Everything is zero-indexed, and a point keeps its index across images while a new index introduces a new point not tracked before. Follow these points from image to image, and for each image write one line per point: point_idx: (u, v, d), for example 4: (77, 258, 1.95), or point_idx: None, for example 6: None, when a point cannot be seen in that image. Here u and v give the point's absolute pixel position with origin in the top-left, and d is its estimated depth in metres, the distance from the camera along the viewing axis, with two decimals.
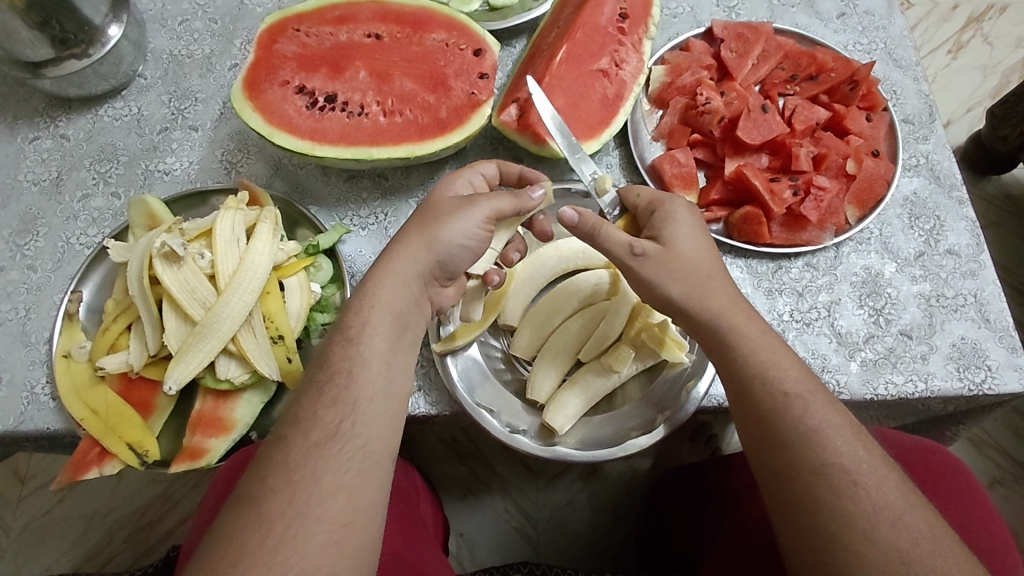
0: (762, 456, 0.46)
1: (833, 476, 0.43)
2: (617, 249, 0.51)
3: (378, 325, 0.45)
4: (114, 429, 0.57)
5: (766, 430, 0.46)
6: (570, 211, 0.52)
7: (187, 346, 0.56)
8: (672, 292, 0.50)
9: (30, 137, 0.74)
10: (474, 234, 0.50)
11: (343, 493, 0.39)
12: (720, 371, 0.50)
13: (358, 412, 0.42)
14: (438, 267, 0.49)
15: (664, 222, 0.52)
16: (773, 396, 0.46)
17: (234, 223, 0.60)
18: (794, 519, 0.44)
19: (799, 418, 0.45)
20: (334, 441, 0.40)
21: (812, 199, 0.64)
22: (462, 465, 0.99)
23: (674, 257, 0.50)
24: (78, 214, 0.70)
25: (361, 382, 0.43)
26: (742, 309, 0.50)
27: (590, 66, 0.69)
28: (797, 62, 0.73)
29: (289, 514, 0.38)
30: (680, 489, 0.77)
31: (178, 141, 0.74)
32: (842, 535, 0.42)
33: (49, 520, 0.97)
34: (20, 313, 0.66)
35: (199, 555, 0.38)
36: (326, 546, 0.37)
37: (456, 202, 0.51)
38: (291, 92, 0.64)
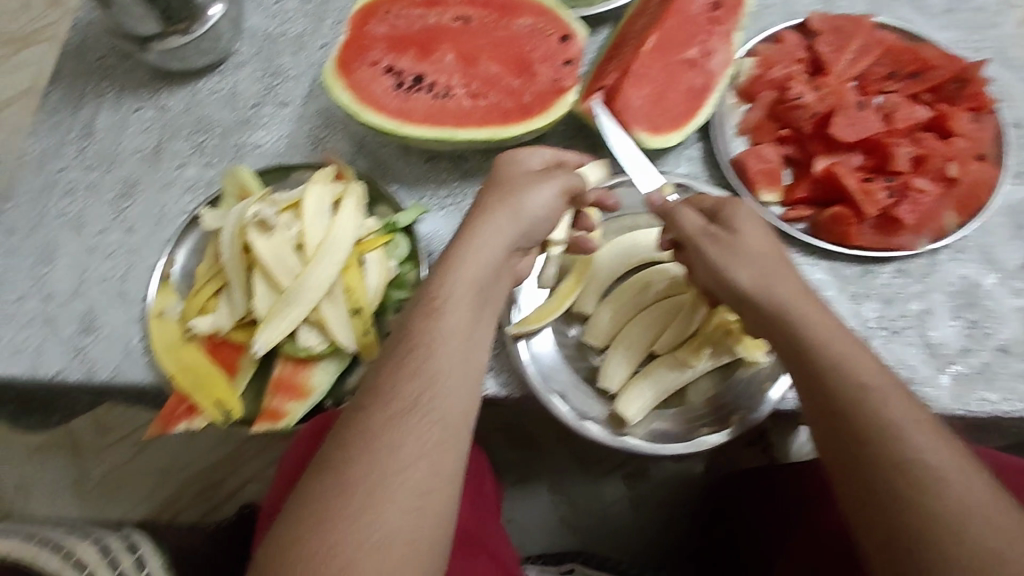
0: (835, 452, 0.43)
1: (914, 472, 0.39)
2: (690, 228, 0.51)
3: (460, 301, 0.45)
4: (203, 386, 0.60)
5: (841, 423, 0.43)
6: (657, 196, 0.56)
7: (275, 312, 0.59)
8: (739, 279, 0.48)
9: (134, 107, 0.78)
10: (552, 209, 0.51)
11: (422, 463, 0.40)
12: (794, 364, 0.47)
13: (439, 385, 0.42)
14: (523, 238, 0.50)
15: (732, 213, 0.51)
16: (848, 387, 0.43)
17: (322, 196, 0.62)
18: (872, 519, 0.40)
19: (877, 408, 0.42)
20: (415, 412, 0.41)
21: (910, 202, 0.61)
22: (514, 452, 0.99)
23: (741, 244, 0.49)
24: (175, 181, 0.74)
25: (440, 355, 0.43)
26: (811, 302, 0.47)
27: (679, 55, 0.68)
28: (898, 58, 0.69)
29: (371, 480, 0.39)
30: (744, 495, 0.76)
31: (268, 116, 0.76)
32: (929, 539, 0.37)
33: (127, 471, 1.04)
34: (120, 272, 0.70)
35: (286, 511, 0.39)
36: (407, 513, 0.38)
37: (532, 176, 0.52)
38: (380, 72, 0.65)
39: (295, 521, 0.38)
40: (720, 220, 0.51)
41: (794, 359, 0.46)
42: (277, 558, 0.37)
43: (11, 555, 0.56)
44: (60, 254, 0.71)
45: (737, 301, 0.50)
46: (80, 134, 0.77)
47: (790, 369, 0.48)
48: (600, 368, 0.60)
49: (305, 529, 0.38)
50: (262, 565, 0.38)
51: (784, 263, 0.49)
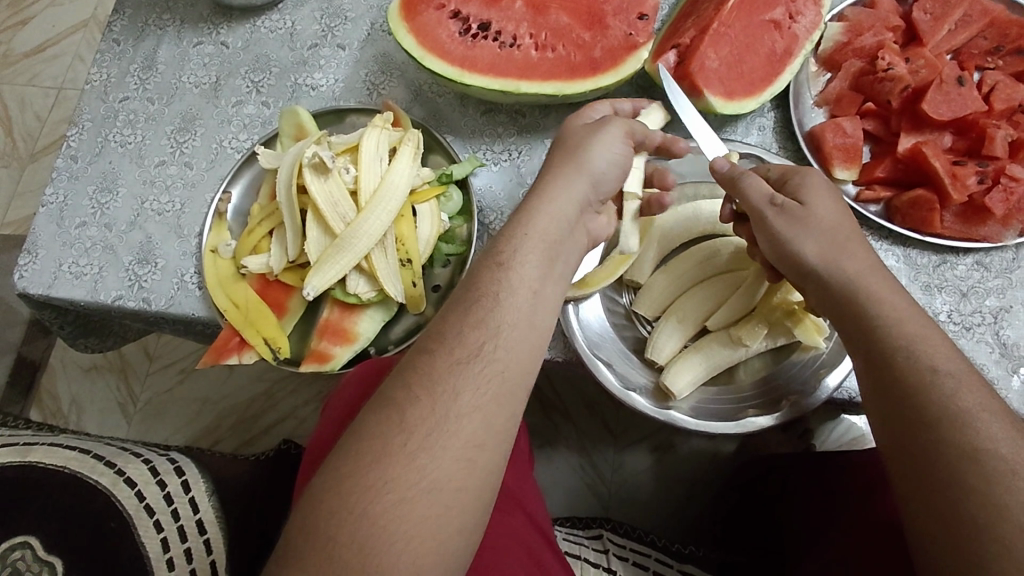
0: (897, 438, 0.43)
1: (988, 464, 0.39)
2: (756, 200, 0.50)
3: (525, 253, 0.44)
4: (252, 323, 0.61)
5: (908, 409, 0.42)
6: (722, 161, 0.53)
7: (325, 257, 0.58)
8: (806, 252, 0.48)
9: (194, 41, 0.78)
10: (620, 157, 0.50)
11: (478, 413, 0.40)
12: (858, 348, 0.46)
13: (501, 338, 0.42)
14: (593, 191, 0.49)
15: (802, 185, 0.50)
16: (919, 372, 0.43)
17: (379, 142, 0.61)
18: (936, 506, 0.40)
19: (948, 396, 0.41)
20: (475, 362, 0.41)
21: (1001, 190, 0.57)
22: (541, 413, 0.99)
23: (811, 216, 0.48)
24: (231, 118, 0.74)
25: (507, 308, 0.42)
26: (880, 279, 0.47)
27: (762, 16, 0.63)
28: (1003, 31, 0.63)
29: (429, 423, 0.39)
30: (790, 469, 0.75)
31: (326, 58, 0.75)
32: (992, 528, 0.38)
33: (172, 397, 1.08)
34: (176, 206, 0.71)
35: (340, 445, 0.40)
36: (459, 461, 0.38)
37: (589, 127, 0.50)
38: (446, 17, 0.63)
39: (348, 457, 0.38)
40: (790, 190, 0.50)
41: (859, 338, 0.46)
42: (328, 491, 0.38)
43: (67, 468, 0.58)
44: (121, 184, 0.72)
45: (798, 274, 0.49)
46: (142, 65, 0.77)
47: (851, 351, 0.47)
48: (648, 339, 0.58)
49: (360, 465, 0.38)
50: (311, 501, 0.38)
51: (856, 235, 0.48)
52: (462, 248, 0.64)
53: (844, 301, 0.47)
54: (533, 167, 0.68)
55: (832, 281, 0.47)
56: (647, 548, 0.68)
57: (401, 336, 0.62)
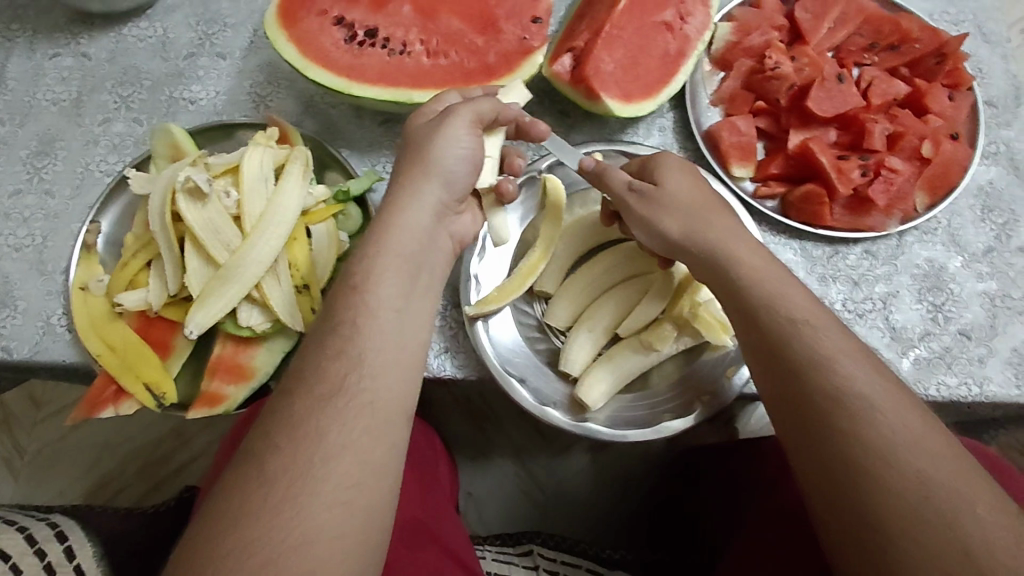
0: (791, 417, 0.42)
1: (848, 403, 0.39)
2: (616, 188, 0.51)
3: (383, 269, 0.42)
4: (130, 367, 0.55)
5: (796, 384, 0.41)
6: (587, 160, 0.53)
7: (210, 290, 0.54)
8: (667, 228, 0.48)
9: (49, 54, 0.69)
10: (470, 151, 0.48)
11: (349, 452, 0.36)
12: (731, 310, 0.46)
13: (364, 365, 0.39)
14: (445, 189, 0.47)
15: (655, 166, 0.51)
16: (781, 323, 0.43)
17: (262, 161, 0.57)
18: (812, 453, 0.40)
19: (807, 343, 0.41)
20: (338, 397, 0.38)
21: (882, 181, 0.60)
22: (470, 422, 0.93)
23: (664, 192, 0.49)
24: (99, 138, 0.67)
25: (366, 333, 0.40)
26: (741, 237, 0.47)
27: (654, 17, 0.63)
28: (878, 28, 0.66)
29: (291, 473, 0.35)
30: (712, 463, 0.75)
31: (204, 68, 0.69)
32: (886, 503, 0.37)
33: (62, 446, 0.97)
34: (37, 240, 0.63)
35: (214, 502, 0.35)
36: (332, 507, 0.35)
37: (432, 121, 0.48)
38: (329, 23, 0.59)
39: (227, 518, 0.34)
40: (645, 174, 0.51)
41: (743, 315, 0.45)
42: (192, 563, 0.33)
43: None
44: None
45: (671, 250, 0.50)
46: None
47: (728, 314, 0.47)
48: (561, 350, 0.57)
49: (233, 525, 0.34)
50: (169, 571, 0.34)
51: (717, 208, 0.49)
52: None
53: (720, 278, 0.46)
54: None
55: (705, 256, 0.47)
56: (578, 559, 0.69)
57: None
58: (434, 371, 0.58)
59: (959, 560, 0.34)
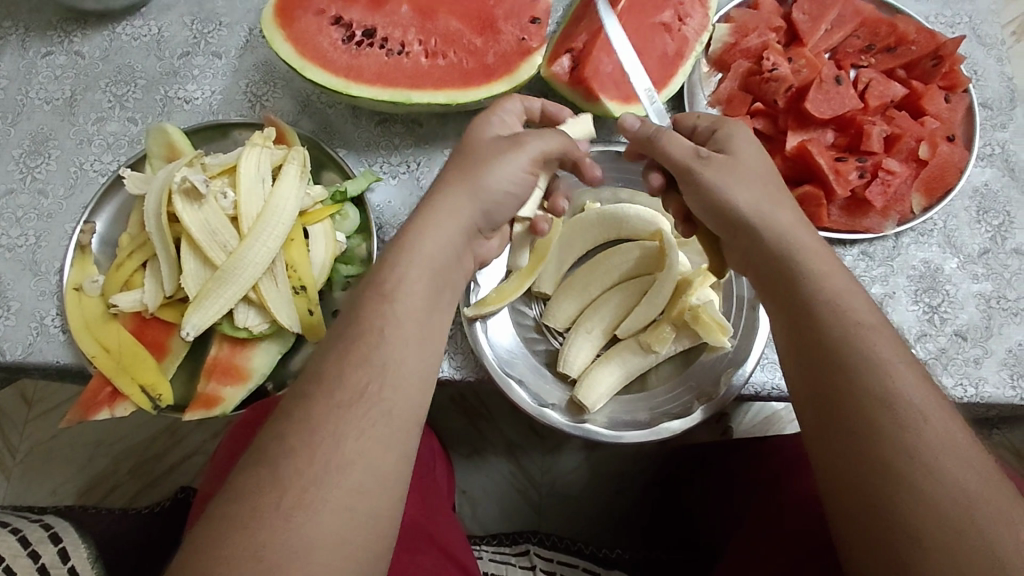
0: (815, 399, 0.40)
1: (901, 411, 0.37)
2: (679, 154, 0.48)
3: (415, 280, 0.42)
4: (126, 369, 0.55)
5: (826, 365, 0.40)
6: (632, 118, 0.51)
7: (207, 291, 0.53)
8: (738, 198, 0.46)
9: (42, 52, 0.69)
10: (522, 178, 0.48)
11: (362, 461, 0.36)
12: (779, 309, 0.44)
13: (387, 375, 0.39)
14: (484, 217, 0.47)
15: (727, 137, 0.49)
16: (842, 324, 0.41)
17: (260, 162, 0.56)
18: (851, 455, 0.38)
19: (869, 347, 0.39)
20: (357, 405, 0.37)
21: (880, 182, 0.60)
22: (467, 420, 0.94)
23: (739, 165, 0.47)
24: (92, 138, 0.66)
25: (393, 344, 0.39)
26: (809, 233, 0.46)
27: (652, 19, 0.63)
28: (874, 30, 0.66)
29: (304, 476, 0.35)
30: (710, 464, 0.75)
31: (200, 67, 0.68)
32: (904, 492, 0.35)
33: (55, 445, 0.96)
34: (30, 240, 0.63)
35: (219, 506, 0.35)
36: (342, 515, 0.35)
37: (500, 143, 0.48)
38: (327, 23, 0.59)
39: (232, 524, 0.34)
40: (715, 144, 0.49)
41: (785, 295, 0.44)
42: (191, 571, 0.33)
43: None
44: None
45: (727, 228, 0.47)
46: None
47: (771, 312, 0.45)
48: (560, 351, 0.57)
49: (242, 531, 0.34)
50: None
51: (782, 190, 0.48)
52: (362, 268, 0.60)
53: (774, 257, 0.44)
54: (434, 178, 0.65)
55: (763, 232, 0.45)
56: (576, 559, 0.69)
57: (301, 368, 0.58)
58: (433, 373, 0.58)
59: (976, 563, 0.33)
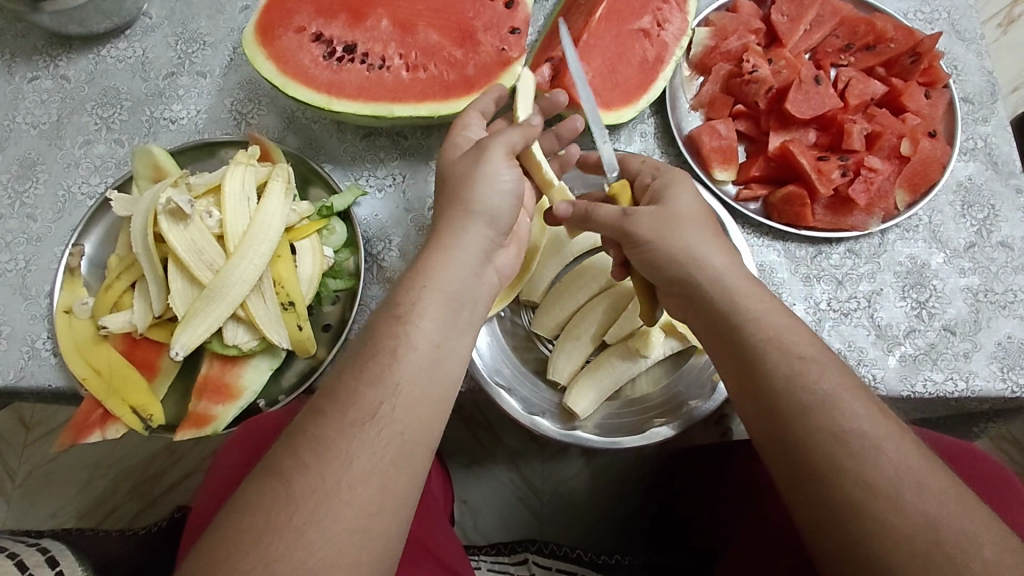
0: (774, 435, 0.40)
1: (854, 444, 0.37)
2: (610, 216, 0.49)
3: (429, 306, 0.41)
4: (117, 391, 0.55)
5: (777, 403, 0.40)
6: (562, 204, 0.52)
7: (194, 310, 0.54)
8: (669, 250, 0.46)
9: (28, 77, 0.69)
10: (510, 175, 0.47)
11: (375, 479, 0.36)
12: (720, 347, 0.44)
13: (399, 397, 0.38)
14: (490, 225, 0.46)
15: (659, 188, 0.49)
16: (788, 359, 0.40)
17: (244, 180, 0.57)
18: (813, 493, 0.37)
19: (813, 382, 0.39)
20: (369, 424, 0.37)
21: (862, 180, 0.61)
22: (466, 430, 0.94)
23: (671, 213, 0.47)
24: (79, 161, 0.67)
25: (405, 367, 0.39)
26: (740, 274, 0.45)
27: (631, 24, 0.63)
28: (853, 29, 0.67)
29: (319, 495, 0.35)
30: (707, 468, 0.75)
31: (185, 87, 0.69)
32: (871, 529, 0.35)
33: (55, 468, 0.96)
34: (20, 264, 0.63)
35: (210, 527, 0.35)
36: (353, 533, 0.35)
37: (468, 158, 0.47)
38: (307, 40, 0.60)
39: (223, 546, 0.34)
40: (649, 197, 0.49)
41: (726, 339, 0.43)
42: None
43: None
44: None
45: (660, 275, 0.47)
46: None
47: (714, 348, 0.45)
48: (550, 360, 0.58)
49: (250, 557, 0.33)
50: None
51: (718, 235, 0.48)
52: (350, 282, 0.60)
53: (713, 306, 0.44)
54: (420, 190, 0.66)
55: (699, 282, 0.45)
56: (572, 565, 0.70)
57: (293, 384, 0.58)
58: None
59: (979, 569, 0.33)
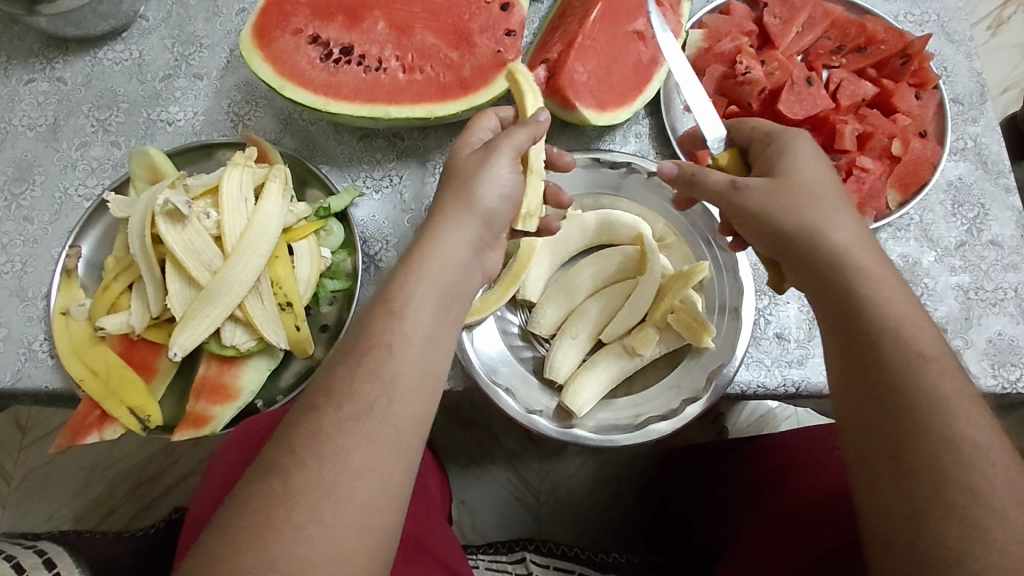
0: (874, 426, 0.41)
1: (962, 449, 0.38)
2: (720, 185, 0.49)
3: (422, 301, 0.42)
4: (115, 392, 0.55)
5: (891, 386, 0.41)
6: (670, 164, 0.52)
7: (193, 311, 0.54)
8: (784, 222, 0.46)
9: (25, 79, 0.69)
10: (511, 180, 0.47)
11: (372, 474, 0.36)
12: (838, 332, 0.45)
13: (394, 391, 0.39)
14: (486, 226, 0.47)
15: (778, 154, 0.48)
16: (904, 355, 0.41)
17: (242, 181, 0.57)
18: (906, 490, 0.38)
19: (932, 381, 0.40)
20: (365, 419, 0.37)
21: (854, 180, 0.62)
22: (463, 431, 0.94)
23: (785, 186, 0.46)
24: (76, 163, 0.67)
25: (397, 360, 0.39)
26: (872, 251, 0.45)
27: (625, 27, 0.64)
28: (844, 31, 0.68)
29: (317, 490, 0.35)
30: (702, 465, 0.76)
31: (181, 89, 0.69)
32: (965, 531, 0.36)
33: (50, 471, 0.96)
34: (16, 266, 0.63)
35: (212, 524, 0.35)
36: (351, 527, 0.35)
37: (475, 156, 0.47)
38: (304, 42, 0.60)
39: (218, 543, 0.34)
40: (768, 162, 0.48)
41: (843, 320, 0.44)
42: None
43: None
44: None
45: (779, 246, 0.48)
46: None
47: (828, 333, 0.46)
48: (548, 357, 0.58)
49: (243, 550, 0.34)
50: None
51: (839, 199, 0.47)
52: (348, 282, 0.61)
53: (828, 274, 0.45)
54: (416, 192, 0.66)
55: (817, 255, 0.45)
56: (571, 564, 0.70)
57: (292, 384, 0.58)
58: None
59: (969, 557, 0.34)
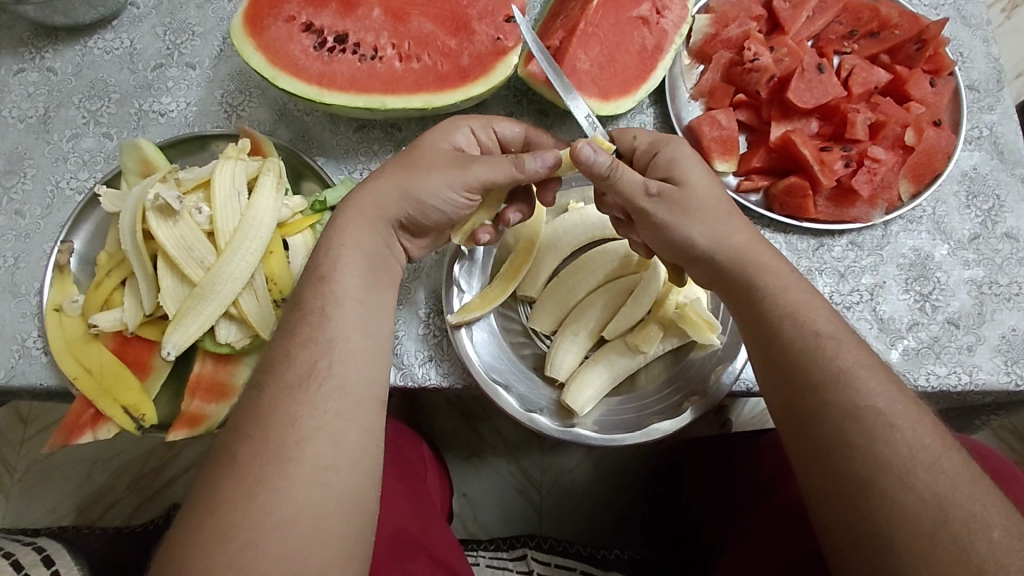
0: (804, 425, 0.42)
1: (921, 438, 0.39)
2: (632, 192, 0.46)
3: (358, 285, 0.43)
4: (108, 390, 0.54)
5: (797, 380, 0.42)
6: (586, 146, 0.44)
7: (186, 310, 0.53)
8: (694, 237, 0.46)
9: (14, 69, 0.68)
10: (452, 200, 0.48)
11: (322, 434, 0.37)
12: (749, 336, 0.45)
13: (336, 362, 0.40)
14: (411, 218, 0.48)
15: (672, 162, 0.47)
16: (802, 336, 0.42)
17: (234, 174, 0.56)
18: (852, 482, 0.39)
19: (829, 358, 0.41)
20: (309, 382, 0.39)
21: (866, 171, 0.60)
22: (465, 423, 0.94)
23: (688, 201, 0.46)
24: (68, 155, 0.65)
25: (343, 344, 0.41)
26: (764, 250, 0.47)
27: (630, 13, 0.62)
28: (857, 15, 0.65)
29: (265, 457, 0.36)
30: (714, 456, 0.73)
31: (174, 79, 0.67)
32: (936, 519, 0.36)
33: (52, 464, 0.95)
34: (9, 261, 0.62)
35: (213, 522, 0.35)
36: (310, 488, 0.36)
37: (435, 157, 0.48)
38: (298, 30, 0.58)
39: (188, 535, 0.35)
40: (662, 170, 0.47)
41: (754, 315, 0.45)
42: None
43: None
44: None
45: (685, 256, 0.48)
46: None
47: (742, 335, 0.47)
48: (548, 355, 0.57)
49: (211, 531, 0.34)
50: None
51: (733, 210, 0.48)
52: None
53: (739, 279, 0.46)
54: None
55: (719, 263, 0.46)
56: (572, 561, 0.69)
57: None
58: (403, 379, 0.57)
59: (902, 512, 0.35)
